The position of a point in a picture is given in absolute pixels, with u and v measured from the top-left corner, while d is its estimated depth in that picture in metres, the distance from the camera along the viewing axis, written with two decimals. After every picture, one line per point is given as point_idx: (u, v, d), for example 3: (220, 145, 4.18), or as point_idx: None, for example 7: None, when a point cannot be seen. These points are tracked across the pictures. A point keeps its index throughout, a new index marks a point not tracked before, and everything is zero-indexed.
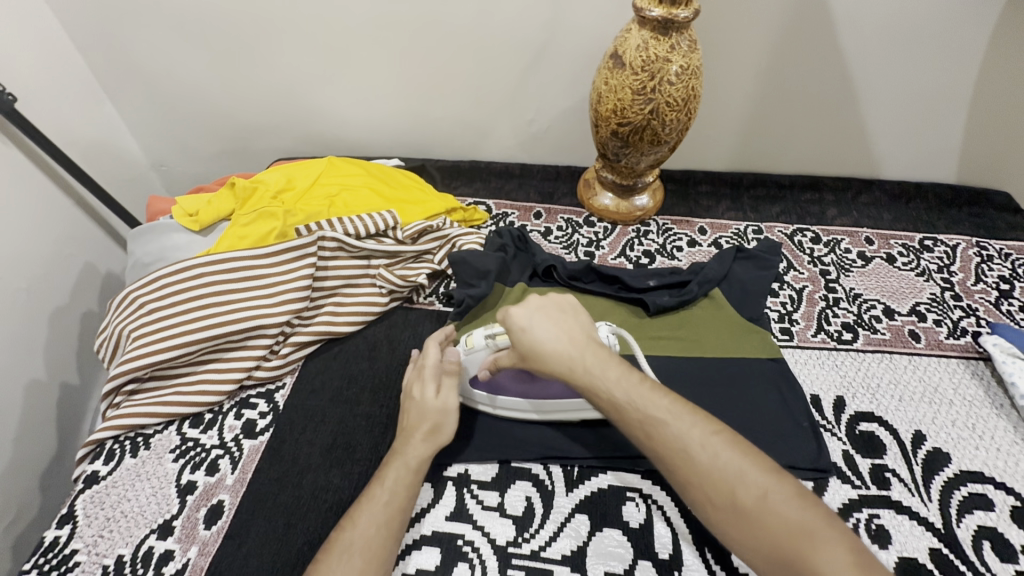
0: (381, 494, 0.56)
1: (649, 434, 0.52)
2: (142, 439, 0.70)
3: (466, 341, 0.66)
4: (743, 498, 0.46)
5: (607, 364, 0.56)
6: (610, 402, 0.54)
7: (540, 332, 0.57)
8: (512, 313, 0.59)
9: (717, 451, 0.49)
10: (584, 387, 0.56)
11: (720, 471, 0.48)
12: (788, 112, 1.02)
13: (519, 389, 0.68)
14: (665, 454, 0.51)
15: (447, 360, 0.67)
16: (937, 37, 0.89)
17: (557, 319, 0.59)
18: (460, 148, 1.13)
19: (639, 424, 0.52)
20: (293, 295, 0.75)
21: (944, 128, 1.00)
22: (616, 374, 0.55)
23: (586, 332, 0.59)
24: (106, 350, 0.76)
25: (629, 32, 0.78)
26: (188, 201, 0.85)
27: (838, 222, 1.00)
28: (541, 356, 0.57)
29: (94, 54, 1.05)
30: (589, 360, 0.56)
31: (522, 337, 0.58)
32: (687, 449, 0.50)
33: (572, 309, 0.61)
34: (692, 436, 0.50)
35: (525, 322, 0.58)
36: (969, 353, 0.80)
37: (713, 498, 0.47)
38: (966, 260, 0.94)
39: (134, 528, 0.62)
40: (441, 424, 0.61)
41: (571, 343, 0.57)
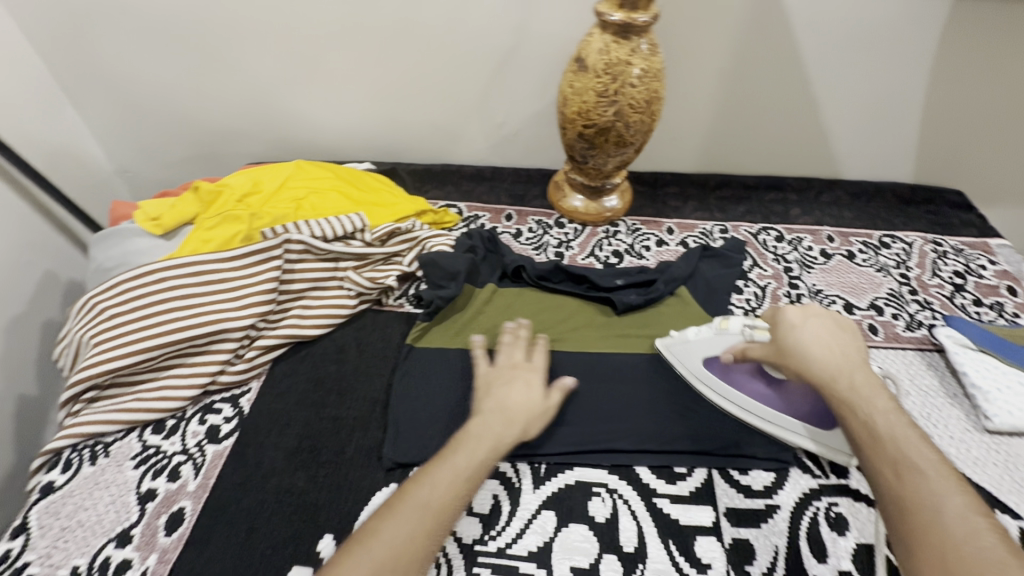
0: (465, 464, 0.56)
1: (889, 475, 0.49)
2: (102, 447, 0.68)
3: (719, 324, 0.73)
4: (908, 490, 0.47)
5: (878, 394, 0.55)
6: (864, 425, 0.53)
7: (806, 334, 0.62)
8: (787, 312, 0.65)
9: (966, 519, 0.44)
10: (841, 402, 0.55)
11: (922, 499, 0.46)
12: (751, 114, 1.05)
13: (762, 388, 0.68)
14: (905, 497, 0.47)
15: (692, 331, 0.74)
16: (888, 42, 0.93)
17: (830, 332, 0.62)
18: (431, 152, 1.13)
19: (891, 462, 0.49)
20: (258, 298, 0.74)
21: (898, 129, 1.04)
22: (885, 406, 0.53)
23: (863, 359, 0.59)
24: (66, 358, 0.74)
25: (591, 36, 0.79)
26: (152, 206, 0.84)
27: (801, 221, 1.03)
28: (805, 355, 0.60)
29: (55, 59, 1.03)
30: (860, 380, 0.56)
31: (787, 334, 0.63)
32: (937, 505, 0.45)
33: (847, 329, 0.63)
34: (905, 434, 0.50)
35: (795, 323, 0.63)
36: (925, 345, 0.83)
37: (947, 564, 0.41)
38: (922, 256, 0.97)
39: (90, 538, 0.61)
40: (537, 419, 0.65)
41: (842, 358, 0.59)
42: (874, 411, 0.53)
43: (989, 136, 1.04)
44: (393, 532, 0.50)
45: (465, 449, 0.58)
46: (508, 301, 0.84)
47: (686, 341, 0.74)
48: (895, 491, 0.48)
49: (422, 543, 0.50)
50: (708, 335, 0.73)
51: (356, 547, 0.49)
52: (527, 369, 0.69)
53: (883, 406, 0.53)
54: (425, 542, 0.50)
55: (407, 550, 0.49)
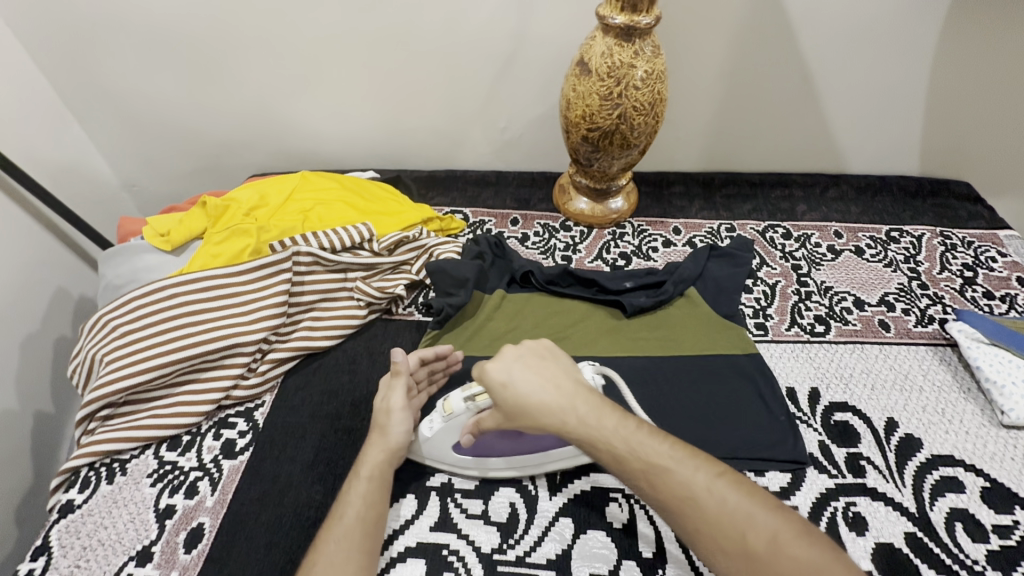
0: (350, 512, 0.56)
1: (648, 487, 0.51)
2: (119, 465, 0.69)
3: (443, 407, 0.62)
4: (673, 497, 0.49)
5: (603, 412, 0.55)
6: (611, 454, 0.53)
7: (524, 386, 0.56)
8: (489, 369, 0.57)
9: (713, 490, 0.48)
10: (584, 441, 0.54)
11: (684, 500, 0.48)
12: (755, 112, 1.04)
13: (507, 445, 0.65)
14: (669, 502, 0.49)
15: (425, 428, 0.64)
16: (890, 36, 0.92)
17: (539, 368, 0.58)
18: (436, 158, 1.13)
19: (644, 474, 0.51)
20: (269, 312, 0.75)
21: (903, 123, 1.04)
22: (612, 423, 0.54)
23: (575, 380, 0.58)
24: (79, 376, 0.75)
25: (594, 40, 0.79)
26: (160, 221, 0.84)
27: (808, 218, 1.03)
28: (530, 411, 0.55)
29: (59, 76, 1.03)
30: (585, 411, 0.55)
31: (505, 393, 0.56)
32: (692, 495, 0.48)
33: (549, 353, 0.60)
34: (640, 441, 0.53)
35: (504, 377, 0.56)
36: (936, 340, 0.83)
37: (719, 543, 0.46)
38: (930, 250, 0.96)
39: (111, 556, 0.61)
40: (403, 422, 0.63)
41: (559, 396, 0.56)
42: (607, 434, 0.54)
43: (994, 126, 1.03)
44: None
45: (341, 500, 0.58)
46: (517, 307, 0.84)
47: (428, 439, 0.64)
48: (661, 498, 0.50)
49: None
50: (440, 425, 0.63)
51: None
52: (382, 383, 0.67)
53: (603, 424, 0.54)
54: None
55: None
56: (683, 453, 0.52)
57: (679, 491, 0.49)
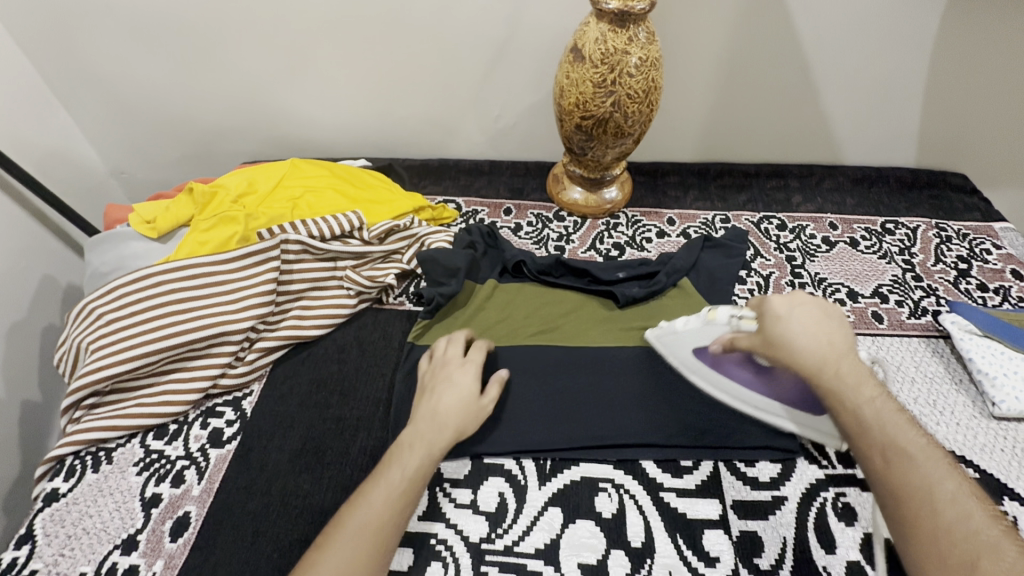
0: (398, 479, 0.56)
1: (879, 462, 0.49)
2: (105, 453, 0.68)
3: (707, 314, 0.70)
4: (902, 484, 0.47)
5: (864, 380, 0.53)
6: (854, 417, 0.51)
7: (795, 325, 0.58)
8: (772, 302, 0.61)
9: (953, 499, 0.44)
10: (830, 395, 0.53)
11: (915, 490, 0.46)
12: (752, 102, 1.03)
13: (748, 376, 0.67)
14: (895, 483, 0.47)
15: (683, 321, 0.72)
16: (890, 26, 0.91)
17: (815, 321, 0.58)
18: (428, 146, 1.12)
19: (880, 448, 0.49)
20: (258, 300, 0.74)
21: (901, 114, 1.03)
22: (872, 394, 0.52)
23: (847, 344, 0.57)
24: (65, 364, 0.74)
25: (588, 26, 0.78)
26: (146, 208, 0.83)
27: (804, 209, 1.02)
28: (790, 348, 0.57)
29: (44, 60, 1.01)
30: (846, 370, 0.54)
31: (773, 326, 0.60)
32: (929, 495, 0.45)
33: (830, 313, 0.60)
34: (899, 424, 0.49)
35: (782, 312, 0.60)
36: (929, 331, 0.83)
37: (942, 551, 0.42)
38: (925, 242, 0.96)
39: (96, 545, 0.60)
40: (472, 417, 0.64)
41: (823, 345, 0.56)
42: (860, 400, 0.52)
43: (992, 117, 1.02)
44: (330, 566, 0.50)
45: (397, 464, 0.58)
46: (508, 297, 0.83)
47: (677, 332, 0.72)
48: (888, 478, 0.48)
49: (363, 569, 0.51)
50: (697, 325, 0.70)
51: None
52: (461, 368, 0.67)
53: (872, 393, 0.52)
54: (367, 565, 0.51)
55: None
56: (942, 456, 0.47)
57: (915, 482, 0.46)
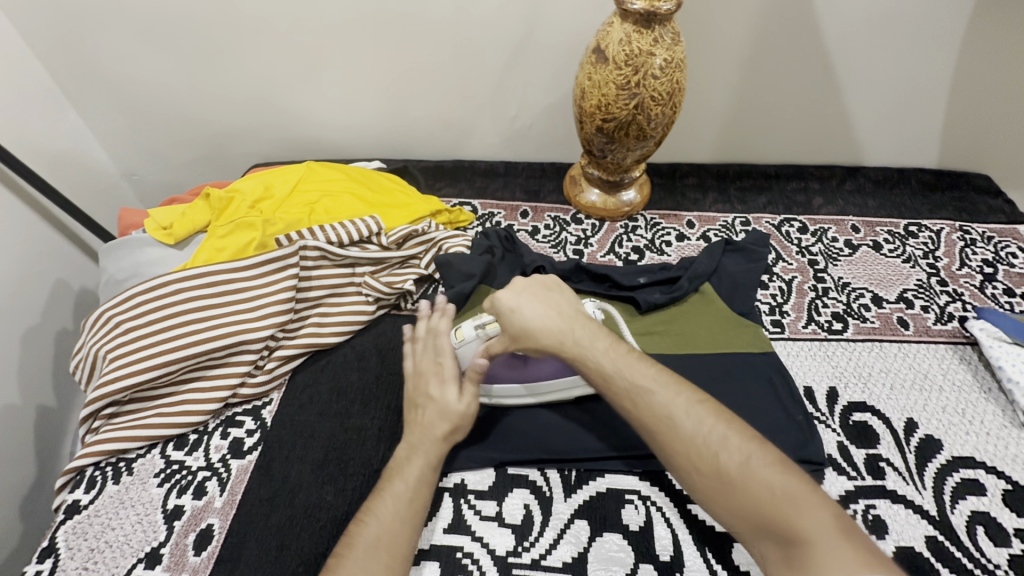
0: (403, 489, 0.58)
1: (629, 405, 0.56)
2: (125, 464, 0.67)
3: (453, 336, 0.67)
4: (653, 423, 0.54)
5: (594, 333, 0.61)
6: (598, 370, 0.58)
7: (528, 311, 0.62)
8: (500, 297, 0.64)
9: (691, 416, 0.52)
10: (575, 358, 0.60)
11: (664, 423, 0.53)
12: (773, 102, 1.01)
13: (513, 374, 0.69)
14: (645, 423, 0.54)
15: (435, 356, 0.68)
16: (916, 24, 0.89)
17: (543, 298, 0.64)
18: (444, 147, 1.10)
19: (626, 392, 0.56)
20: (277, 308, 0.73)
21: (924, 114, 1.01)
22: (605, 345, 0.60)
23: (575, 308, 0.64)
24: (82, 372, 0.73)
25: (611, 26, 0.76)
26: (161, 214, 0.82)
27: (825, 211, 1.01)
28: (532, 334, 0.62)
29: (54, 60, 1.00)
30: (579, 333, 0.61)
31: (511, 318, 0.63)
32: (672, 417, 0.53)
33: (554, 288, 0.66)
34: (630, 371, 0.57)
35: (513, 304, 0.63)
36: (956, 338, 0.81)
37: (696, 464, 0.50)
38: (950, 245, 0.94)
39: (120, 558, 0.60)
40: (460, 424, 0.63)
41: (558, 319, 0.62)
42: (598, 354, 0.59)
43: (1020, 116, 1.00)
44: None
45: (401, 476, 0.59)
46: None
47: None
48: (641, 417, 0.55)
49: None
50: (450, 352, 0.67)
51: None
52: (438, 377, 0.65)
53: (599, 344, 0.60)
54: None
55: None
56: (665, 378, 0.56)
57: (659, 413, 0.54)
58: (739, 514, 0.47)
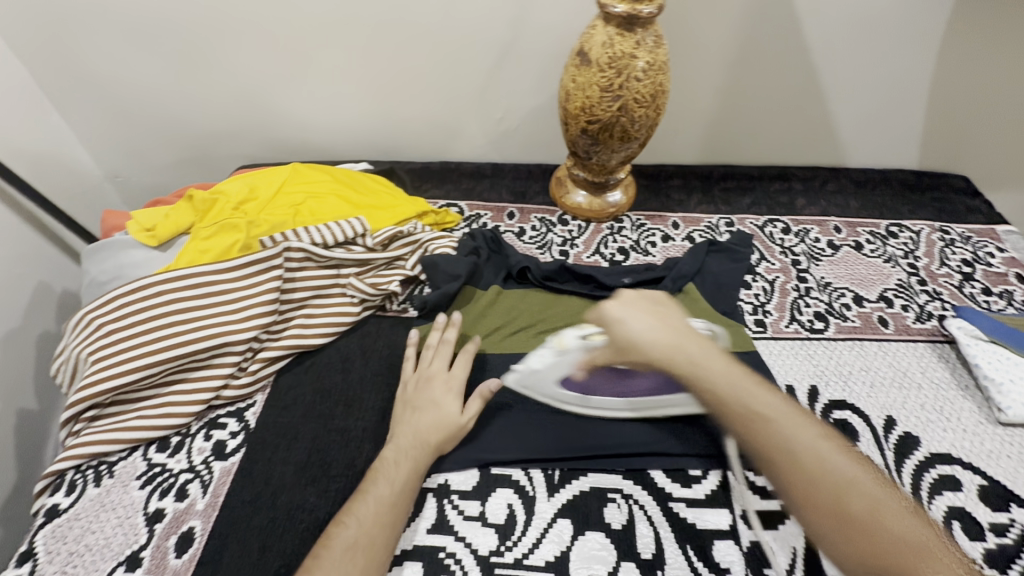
0: (387, 492, 0.59)
1: (749, 430, 0.52)
2: (106, 467, 0.67)
3: (556, 343, 0.69)
4: (780, 452, 0.51)
5: (705, 352, 0.58)
6: (711, 393, 0.55)
7: (635, 324, 0.60)
8: (607, 306, 0.62)
9: (829, 455, 0.50)
10: (691, 378, 0.56)
11: (793, 454, 0.50)
12: (757, 105, 1.03)
13: (610, 385, 0.71)
14: (766, 450, 0.51)
15: (532, 361, 0.69)
16: (896, 28, 0.91)
17: (654, 313, 0.61)
18: (431, 149, 1.11)
19: (744, 418, 0.53)
20: (260, 310, 0.72)
21: (905, 116, 1.03)
22: (719, 368, 0.56)
23: (686, 325, 0.61)
24: (64, 375, 0.72)
25: (594, 29, 0.77)
26: (145, 215, 0.82)
27: (808, 212, 1.02)
28: (640, 348, 0.59)
29: (36, 61, 0.99)
30: (692, 351, 0.57)
31: (618, 328, 0.61)
32: (798, 452, 0.50)
33: (661, 303, 0.64)
34: (750, 396, 0.54)
35: (620, 315, 0.61)
36: (935, 336, 0.82)
37: (816, 503, 0.48)
38: (929, 245, 0.96)
39: (100, 562, 0.59)
40: (452, 436, 0.66)
41: (670, 334, 0.58)
42: (715, 376, 0.55)
43: (997, 118, 1.02)
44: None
45: (385, 480, 0.60)
46: (514, 302, 0.82)
47: (535, 372, 0.69)
48: (767, 448, 0.51)
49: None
50: (551, 359, 0.69)
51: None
52: (445, 383, 0.69)
53: (720, 366, 0.56)
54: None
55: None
56: (794, 411, 0.54)
57: (781, 443, 0.51)
58: (856, 557, 0.46)
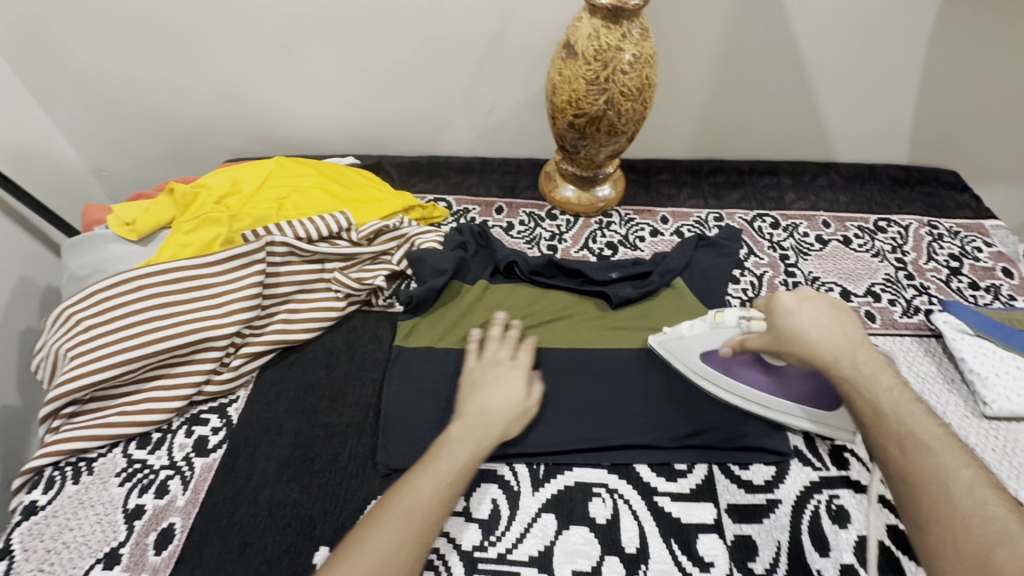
0: (447, 469, 0.57)
1: (894, 451, 0.48)
2: (85, 464, 0.66)
3: (714, 315, 0.67)
4: (916, 474, 0.45)
5: (881, 373, 0.53)
6: (871, 403, 0.51)
7: (805, 319, 0.58)
8: (782, 297, 0.61)
9: (981, 498, 0.42)
10: (849, 385, 0.53)
11: (929, 478, 0.45)
12: (746, 99, 1.02)
13: (757, 376, 0.67)
14: (909, 469, 0.46)
15: (685, 326, 0.69)
16: (884, 22, 0.90)
17: (829, 315, 0.58)
18: (418, 143, 1.10)
19: (895, 435, 0.48)
20: (242, 304, 0.72)
21: (894, 110, 1.02)
22: (890, 385, 0.52)
23: (862, 338, 0.57)
24: (44, 371, 0.71)
25: (580, 21, 0.76)
26: (125, 209, 0.80)
27: (797, 207, 1.02)
28: (803, 341, 0.57)
29: (16, 53, 0.98)
30: (863, 360, 0.54)
31: (784, 318, 0.59)
32: (945, 480, 0.44)
33: (841, 308, 0.60)
34: (916, 416, 0.49)
35: (792, 306, 0.59)
36: (921, 331, 0.83)
37: (950, 536, 0.41)
38: (917, 240, 0.96)
39: (77, 559, 0.59)
40: (518, 419, 0.65)
41: (842, 338, 0.56)
42: (879, 391, 0.51)
43: (985, 113, 1.02)
44: (381, 543, 0.50)
45: (445, 455, 0.58)
46: (501, 297, 0.81)
47: (682, 337, 0.69)
48: (903, 467, 0.46)
49: (413, 550, 0.51)
50: (704, 329, 0.67)
51: (342, 561, 0.48)
52: (511, 367, 0.68)
53: (894, 385, 0.51)
54: (415, 547, 0.51)
55: (397, 558, 0.50)
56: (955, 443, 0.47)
57: (922, 467, 0.45)
58: None
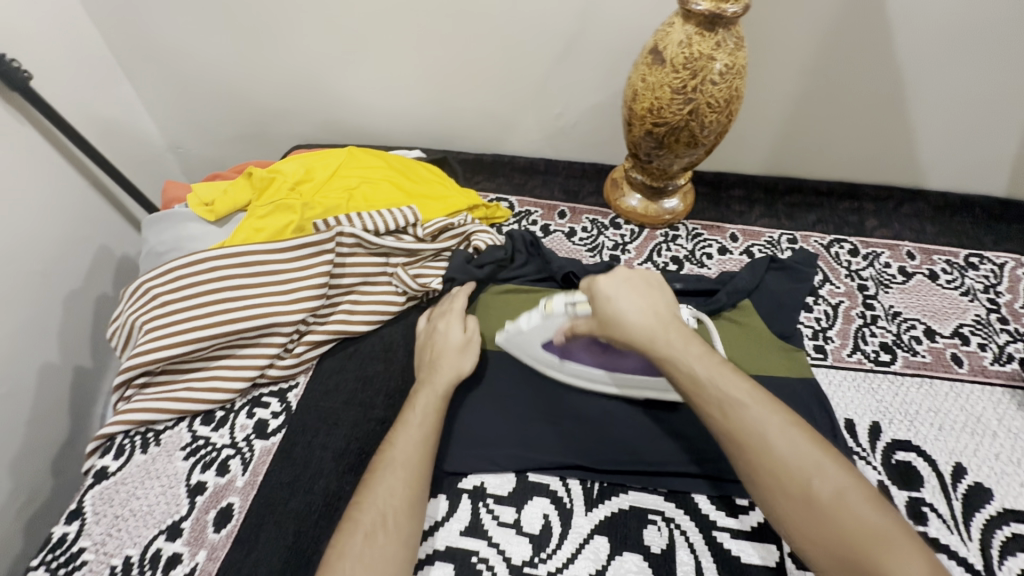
0: (417, 419, 0.60)
1: (718, 415, 0.50)
2: (153, 435, 0.69)
3: (543, 307, 0.66)
4: (741, 435, 0.48)
5: (690, 341, 0.55)
6: (690, 376, 0.53)
7: (624, 303, 0.58)
8: (600, 281, 0.60)
9: (790, 445, 0.47)
10: (666, 360, 0.54)
11: (750, 436, 0.48)
12: (831, 117, 0.97)
13: (593, 357, 0.69)
14: (733, 431, 0.49)
15: (521, 321, 0.68)
16: (999, 43, 0.83)
17: (642, 291, 0.59)
18: (484, 141, 1.09)
19: (717, 400, 0.50)
20: (310, 293, 0.72)
21: (997, 139, 0.94)
22: (698, 351, 0.54)
23: (668, 306, 0.59)
24: (118, 340, 0.74)
25: (672, 26, 0.73)
26: (204, 189, 0.83)
27: (879, 234, 0.96)
28: (620, 325, 0.57)
29: (111, 31, 1.02)
30: (671, 332, 0.55)
31: (606, 306, 0.58)
32: (765, 435, 0.47)
33: (656, 285, 0.61)
34: (722, 379, 0.51)
35: (611, 292, 0.58)
36: (1015, 381, 0.76)
37: (784, 488, 0.45)
38: (1013, 280, 0.88)
39: (142, 528, 0.61)
40: (466, 352, 0.68)
41: (653, 318, 0.57)
42: (690, 358, 0.54)
43: None
44: (375, 498, 0.53)
45: (413, 407, 0.62)
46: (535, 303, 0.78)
47: (522, 332, 0.68)
48: (727, 429, 0.49)
49: (405, 500, 0.54)
50: (537, 321, 0.67)
51: (345, 528, 0.51)
52: (449, 314, 0.71)
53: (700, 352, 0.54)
54: (409, 494, 0.54)
55: (392, 509, 0.53)
56: (761, 394, 0.50)
57: (741, 429, 0.48)
58: (821, 544, 0.43)
